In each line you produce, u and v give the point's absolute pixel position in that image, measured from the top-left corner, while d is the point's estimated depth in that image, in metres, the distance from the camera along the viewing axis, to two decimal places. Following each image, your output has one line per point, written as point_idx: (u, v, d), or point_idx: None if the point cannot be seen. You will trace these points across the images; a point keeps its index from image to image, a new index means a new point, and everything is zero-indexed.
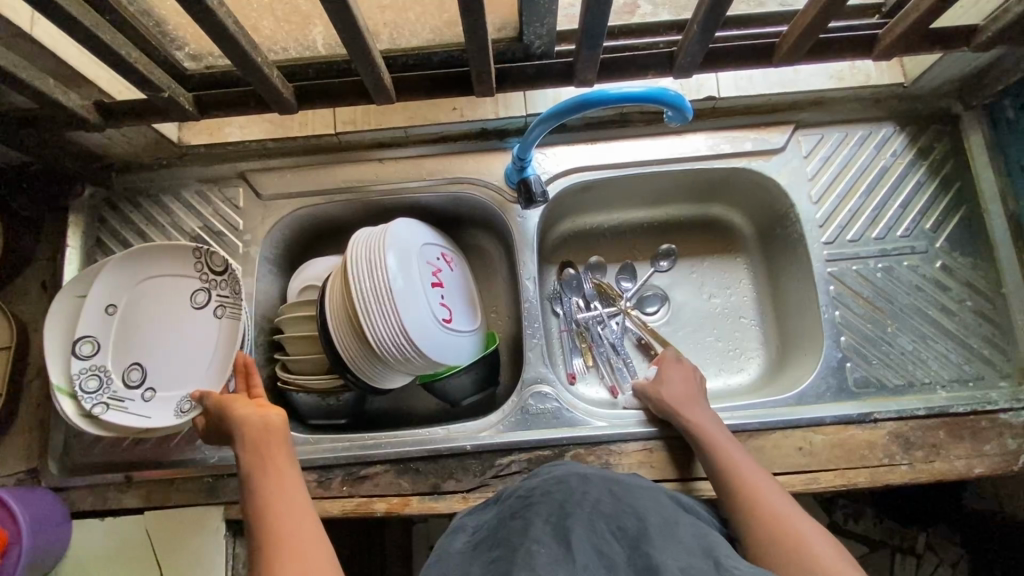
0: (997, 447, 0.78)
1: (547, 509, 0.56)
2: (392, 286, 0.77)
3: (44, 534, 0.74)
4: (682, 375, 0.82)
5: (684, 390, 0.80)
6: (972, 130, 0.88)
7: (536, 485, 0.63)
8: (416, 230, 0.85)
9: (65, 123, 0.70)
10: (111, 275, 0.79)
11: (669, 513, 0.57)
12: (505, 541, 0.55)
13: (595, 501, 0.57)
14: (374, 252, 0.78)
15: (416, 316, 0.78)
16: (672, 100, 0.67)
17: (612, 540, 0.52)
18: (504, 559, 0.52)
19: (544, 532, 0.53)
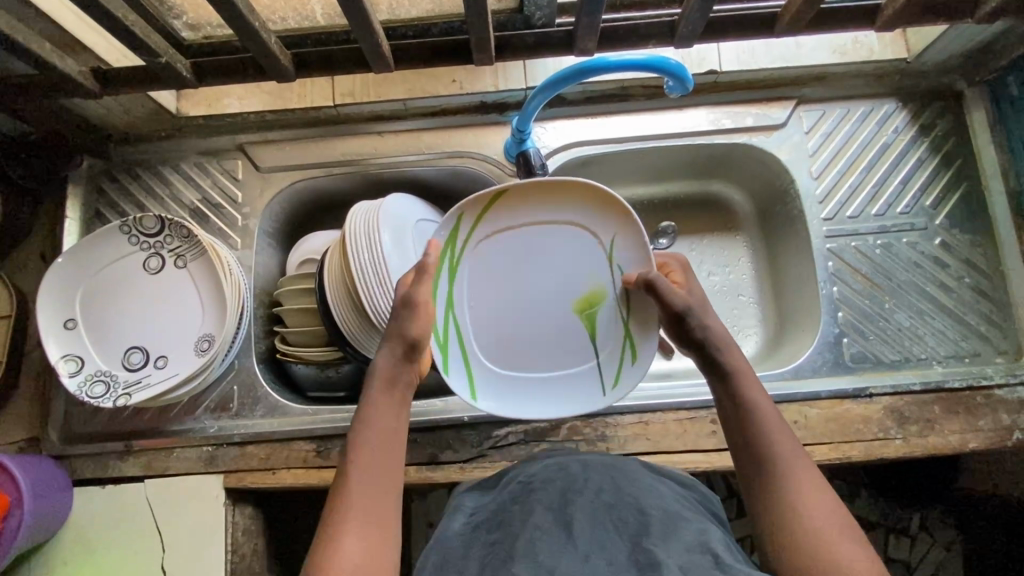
0: (991, 422, 0.78)
1: (548, 496, 0.58)
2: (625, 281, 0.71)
3: (44, 500, 0.75)
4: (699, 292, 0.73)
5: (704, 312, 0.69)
6: (976, 107, 0.87)
7: (536, 472, 0.64)
8: (529, 199, 0.70)
9: (63, 89, 0.70)
10: (52, 291, 0.78)
11: (670, 506, 0.58)
12: (505, 524, 0.57)
13: (597, 489, 0.58)
14: (620, 232, 0.71)
15: (622, 328, 0.72)
16: (673, 69, 0.67)
17: (613, 534, 0.53)
18: (503, 545, 0.53)
19: (545, 519, 0.55)
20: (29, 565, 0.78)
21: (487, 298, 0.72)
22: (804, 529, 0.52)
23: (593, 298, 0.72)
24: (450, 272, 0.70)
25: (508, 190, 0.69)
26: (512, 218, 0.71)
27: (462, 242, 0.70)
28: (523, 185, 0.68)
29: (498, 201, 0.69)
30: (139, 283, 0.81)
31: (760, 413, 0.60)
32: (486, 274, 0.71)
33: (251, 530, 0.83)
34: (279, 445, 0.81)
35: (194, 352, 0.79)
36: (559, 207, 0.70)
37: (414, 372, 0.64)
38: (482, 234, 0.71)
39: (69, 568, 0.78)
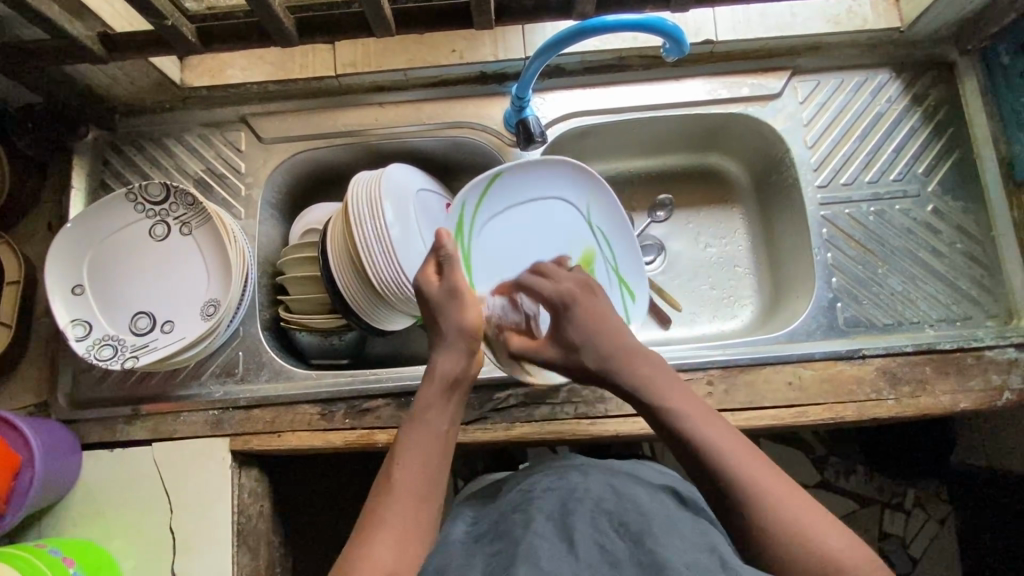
0: (981, 382, 0.80)
1: (549, 506, 0.59)
2: (605, 237, 0.88)
3: (53, 461, 0.76)
4: (576, 287, 0.73)
5: (584, 321, 0.70)
6: (967, 76, 0.89)
7: (537, 482, 0.65)
8: (515, 182, 0.83)
9: (71, 54, 0.72)
10: (60, 256, 0.80)
11: (668, 508, 0.60)
12: (507, 534, 0.58)
13: (596, 497, 0.60)
14: (592, 198, 0.87)
15: (614, 276, 0.88)
16: (670, 31, 0.69)
17: (615, 537, 0.55)
18: (505, 554, 0.54)
19: (545, 527, 0.56)
20: (39, 525, 0.80)
21: (500, 276, 0.84)
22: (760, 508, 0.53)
23: (588, 258, 0.88)
24: (466, 262, 0.81)
25: (500, 171, 0.81)
26: (505, 199, 0.83)
27: (469, 227, 0.82)
28: (512, 169, 0.82)
29: (491, 185, 0.81)
30: (145, 250, 0.83)
31: (677, 404, 0.62)
32: (492, 254, 0.83)
33: (257, 492, 0.84)
34: (285, 409, 0.83)
35: (201, 317, 0.81)
36: (542, 185, 0.85)
37: (470, 373, 0.69)
38: (483, 219, 0.83)
39: (78, 529, 0.80)
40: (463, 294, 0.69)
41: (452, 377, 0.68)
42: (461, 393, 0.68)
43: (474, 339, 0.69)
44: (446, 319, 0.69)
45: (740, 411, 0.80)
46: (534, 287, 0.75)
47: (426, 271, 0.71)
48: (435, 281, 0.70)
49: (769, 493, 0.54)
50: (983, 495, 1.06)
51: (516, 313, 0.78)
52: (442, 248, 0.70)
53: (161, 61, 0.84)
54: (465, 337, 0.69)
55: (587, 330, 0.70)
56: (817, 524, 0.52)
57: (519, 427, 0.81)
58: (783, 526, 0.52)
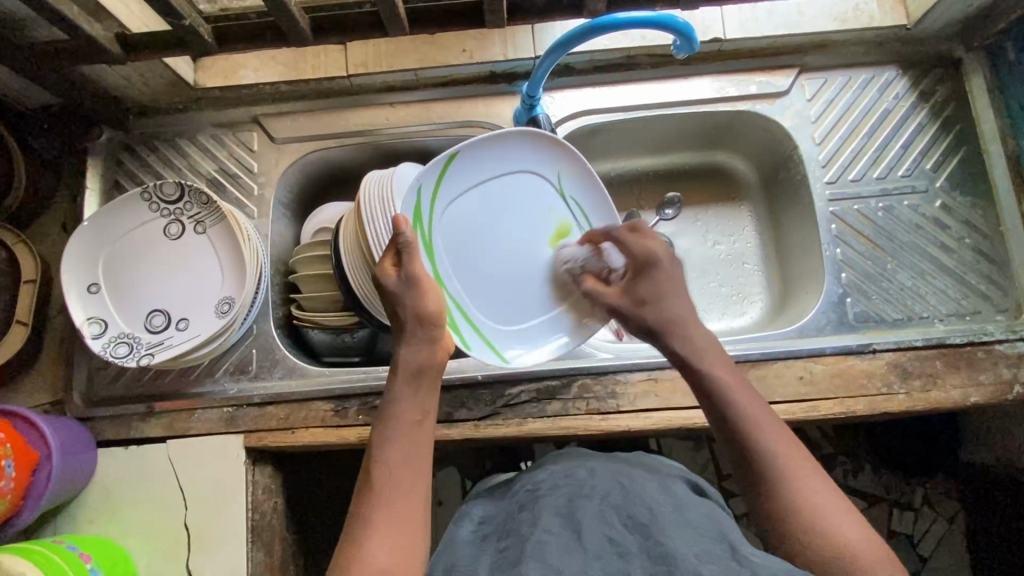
0: (992, 376, 0.80)
1: (556, 502, 0.60)
2: (582, 210, 0.84)
3: (70, 458, 0.76)
4: (661, 250, 0.72)
5: (665, 286, 0.70)
6: (973, 73, 0.89)
7: (544, 479, 0.66)
8: (475, 158, 0.75)
9: (89, 54, 0.73)
10: (76, 255, 0.80)
11: (679, 503, 0.59)
12: (514, 532, 0.58)
13: (603, 493, 0.60)
14: (562, 164, 0.81)
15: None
16: (681, 27, 0.70)
17: (624, 530, 0.55)
18: (513, 549, 0.55)
19: (553, 523, 0.57)
20: (55, 522, 0.80)
21: (466, 259, 0.77)
22: (810, 517, 0.53)
23: (562, 230, 0.82)
24: (429, 252, 0.73)
25: (457, 151, 0.73)
26: (466, 176, 0.76)
27: (428, 215, 0.73)
28: (469, 145, 0.74)
29: (449, 164, 0.74)
30: (159, 248, 0.84)
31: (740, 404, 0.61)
32: (456, 237, 0.76)
33: (270, 489, 0.85)
34: (299, 406, 0.84)
35: (215, 315, 0.81)
36: (507, 158, 0.78)
37: (438, 360, 0.67)
38: (445, 199, 0.75)
39: (93, 526, 0.80)
40: (421, 280, 0.66)
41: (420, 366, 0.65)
42: (429, 380, 0.66)
43: (435, 323, 0.66)
44: (404, 307, 0.66)
45: None
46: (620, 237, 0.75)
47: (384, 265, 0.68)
48: (393, 272, 0.67)
49: (816, 506, 0.54)
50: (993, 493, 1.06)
51: (597, 262, 0.78)
52: (400, 236, 0.67)
53: (175, 62, 0.85)
54: (425, 324, 0.66)
55: (661, 289, 0.70)
56: (863, 543, 0.52)
57: (532, 423, 0.81)
58: (830, 539, 0.52)
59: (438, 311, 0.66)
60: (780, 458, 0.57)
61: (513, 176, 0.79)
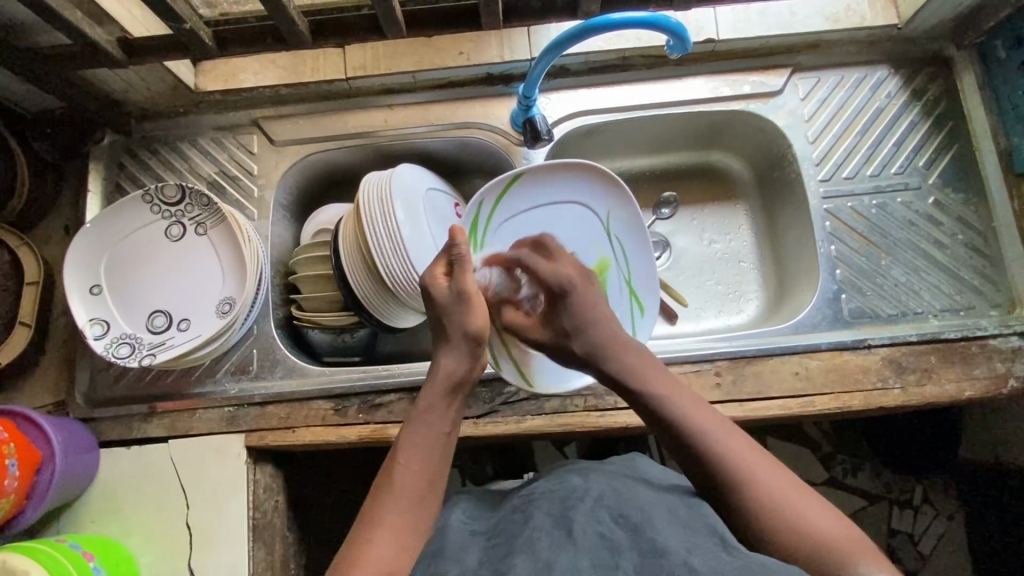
0: (986, 370, 0.81)
1: (548, 503, 0.60)
2: (623, 248, 0.83)
3: (73, 457, 0.77)
4: (574, 273, 0.72)
5: (582, 312, 0.69)
6: (965, 72, 0.90)
7: (537, 486, 0.66)
8: (532, 183, 0.80)
9: (91, 58, 0.74)
10: (79, 257, 0.81)
11: (673, 501, 0.60)
12: (505, 532, 0.59)
13: (596, 495, 0.60)
14: (616, 207, 0.82)
15: (627, 286, 0.83)
16: (673, 28, 0.71)
17: (614, 528, 0.55)
18: (503, 546, 0.56)
19: (545, 521, 0.57)
20: (57, 522, 0.81)
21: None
22: (781, 513, 0.54)
23: (601, 266, 0.83)
24: (474, 259, 0.78)
25: (520, 173, 0.78)
26: (523, 199, 0.80)
27: (483, 227, 0.79)
28: (533, 171, 0.79)
29: (511, 186, 0.79)
30: (161, 249, 0.85)
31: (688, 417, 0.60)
32: (501, 252, 0.80)
33: (272, 488, 0.86)
34: (300, 405, 0.84)
35: (216, 315, 0.82)
36: (563, 187, 0.81)
37: (476, 374, 0.66)
38: (500, 217, 0.80)
39: (95, 526, 0.81)
40: (473, 296, 0.66)
41: (454, 377, 0.64)
42: (464, 394, 0.65)
43: (481, 341, 0.66)
44: (452, 320, 0.66)
45: (748, 402, 0.81)
46: (540, 269, 0.73)
47: (431, 274, 0.68)
48: (443, 282, 0.67)
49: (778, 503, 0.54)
50: (991, 489, 1.06)
51: (511, 287, 0.75)
52: (456, 247, 0.68)
53: (175, 66, 0.86)
54: (473, 339, 0.65)
55: (587, 318, 0.68)
56: (831, 530, 0.53)
57: (530, 421, 0.82)
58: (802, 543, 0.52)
59: (486, 328, 0.66)
60: (735, 460, 0.57)
61: (564, 207, 0.82)
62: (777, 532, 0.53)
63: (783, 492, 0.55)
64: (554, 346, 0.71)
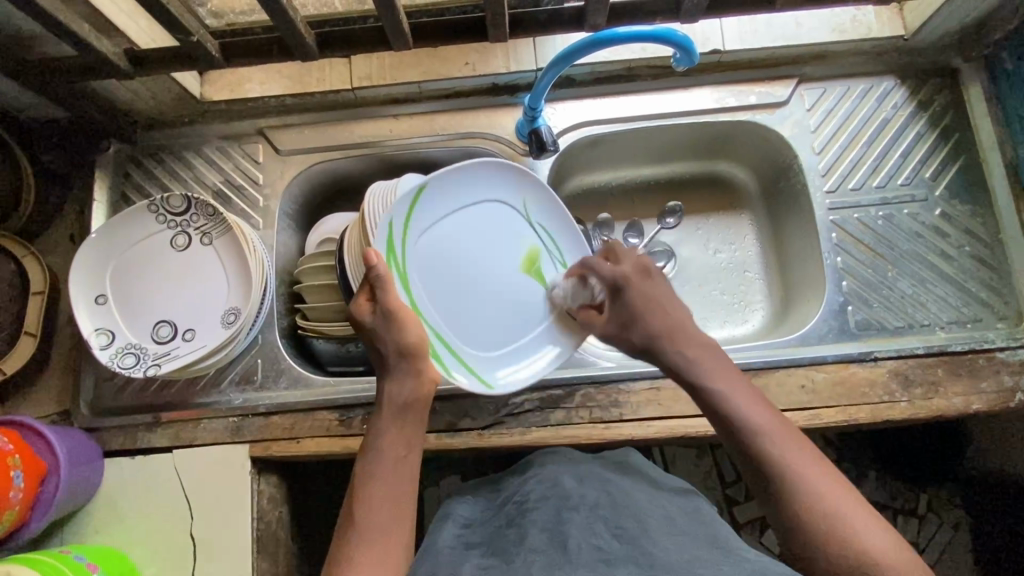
0: (993, 384, 0.81)
1: (543, 517, 0.61)
2: (551, 237, 0.83)
3: (78, 467, 0.77)
4: (631, 269, 0.75)
5: (637, 304, 0.73)
6: (972, 83, 0.90)
7: (531, 489, 0.67)
8: (444, 186, 0.75)
9: (98, 70, 0.74)
10: (84, 267, 0.81)
11: (668, 514, 0.62)
12: (501, 550, 0.60)
13: (592, 504, 0.62)
14: (527, 193, 0.81)
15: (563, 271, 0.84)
16: (680, 41, 0.71)
17: (612, 539, 0.57)
18: (498, 564, 0.57)
19: (540, 539, 0.58)
20: (60, 533, 0.81)
21: (444, 293, 0.77)
22: (834, 521, 0.54)
23: (533, 257, 0.82)
24: (401, 280, 0.73)
25: (424, 184, 0.73)
26: (434, 209, 0.76)
27: (401, 246, 0.73)
28: (437, 177, 0.74)
29: (417, 198, 0.74)
30: (166, 259, 0.84)
31: (745, 410, 0.62)
32: (431, 267, 0.76)
33: (276, 498, 0.86)
34: (305, 416, 0.84)
35: (221, 325, 0.82)
36: (480, 185, 0.78)
37: (426, 391, 0.68)
38: (417, 231, 0.75)
39: (99, 536, 0.81)
40: (399, 314, 0.67)
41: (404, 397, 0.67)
42: (417, 412, 0.67)
43: (416, 356, 0.67)
44: (384, 342, 0.67)
45: None
46: (595, 265, 0.77)
47: (360, 303, 0.68)
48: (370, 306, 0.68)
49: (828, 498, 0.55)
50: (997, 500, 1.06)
51: (585, 290, 0.79)
52: (372, 270, 0.67)
53: (182, 76, 0.86)
54: (406, 357, 0.67)
55: (639, 308, 0.73)
56: (888, 548, 0.52)
57: (535, 432, 0.82)
58: (854, 551, 0.52)
59: (420, 343, 0.67)
60: (792, 459, 0.58)
61: (485, 205, 0.79)
62: (827, 535, 0.53)
63: (837, 497, 0.55)
64: (616, 339, 0.75)
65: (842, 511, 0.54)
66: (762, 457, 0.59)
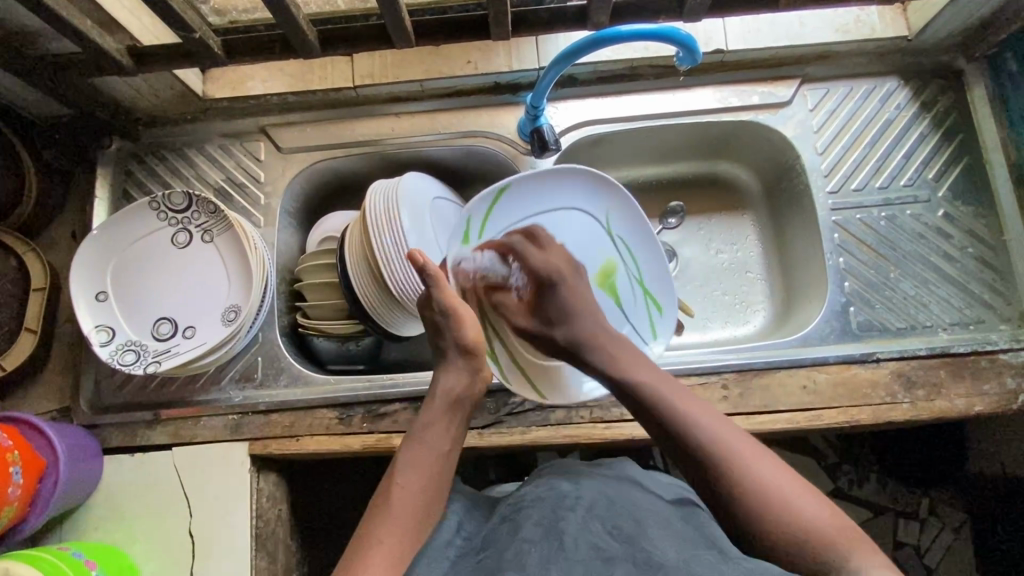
0: (995, 386, 0.80)
1: (538, 513, 0.61)
2: (628, 246, 0.83)
3: (78, 464, 0.77)
4: (562, 264, 0.77)
5: (570, 304, 0.75)
6: (975, 84, 0.90)
7: (526, 490, 0.67)
8: (521, 191, 0.76)
9: (101, 67, 0.74)
10: (85, 264, 0.81)
11: (664, 516, 0.62)
12: (494, 544, 0.61)
13: (588, 504, 0.62)
14: (610, 204, 0.80)
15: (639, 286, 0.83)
16: (683, 39, 0.71)
17: (610, 539, 0.57)
18: (493, 561, 0.58)
19: (534, 533, 0.58)
20: (59, 530, 0.81)
21: None
22: (773, 506, 0.52)
23: (609, 270, 0.83)
24: (462, 276, 0.76)
25: (506, 185, 0.73)
26: (511, 210, 0.76)
27: (469, 246, 0.75)
28: (521, 180, 0.75)
29: (498, 198, 0.74)
30: (167, 257, 0.84)
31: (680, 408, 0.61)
32: (494, 266, 0.79)
33: (275, 496, 0.86)
34: (305, 414, 0.84)
35: (222, 323, 0.82)
36: (554, 194, 0.78)
37: (475, 389, 0.69)
38: (490, 230, 0.76)
39: (97, 533, 0.81)
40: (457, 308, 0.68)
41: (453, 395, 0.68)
42: (463, 410, 0.69)
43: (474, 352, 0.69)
44: (445, 336, 0.69)
45: (756, 415, 0.80)
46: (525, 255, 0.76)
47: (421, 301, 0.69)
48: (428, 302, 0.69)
49: (784, 499, 0.53)
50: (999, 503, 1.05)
51: (504, 270, 0.77)
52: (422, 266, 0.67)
53: (184, 73, 0.86)
54: (464, 353, 0.69)
55: (568, 305, 0.75)
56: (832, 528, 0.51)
57: (535, 432, 0.81)
58: (797, 531, 0.51)
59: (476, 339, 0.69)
60: (727, 448, 0.56)
61: (558, 212, 0.79)
62: (766, 520, 0.52)
63: (777, 481, 0.54)
64: (538, 334, 0.77)
65: (768, 484, 0.54)
66: (697, 451, 0.57)
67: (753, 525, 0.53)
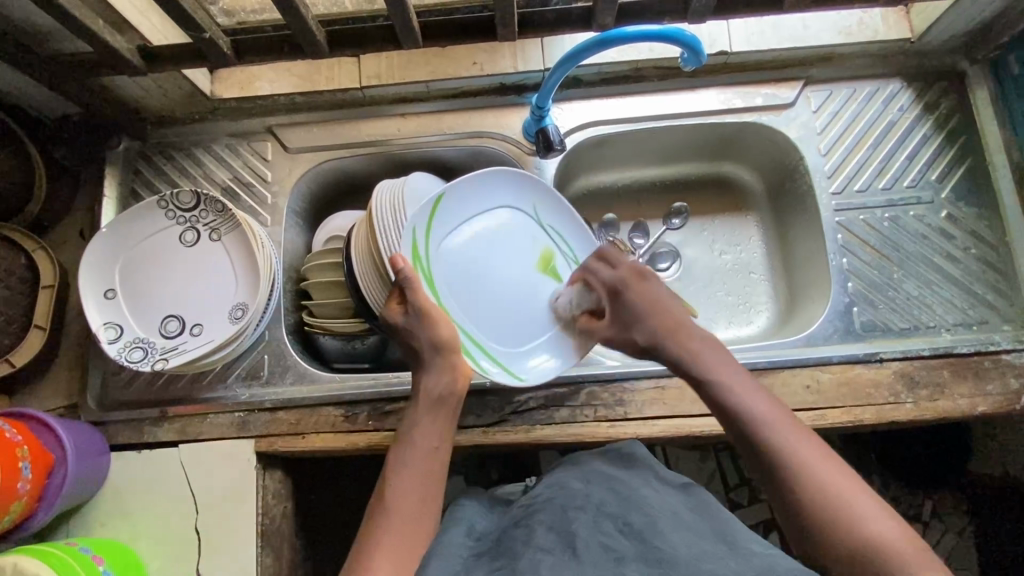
0: (999, 386, 0.80)
1: (549, 517, 0.61)
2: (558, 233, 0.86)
3: (85, 460, 0.78)
4: (631, 273, 0.75)
5: (638, 308, 0.72)
6: (978, 86, 0.90)
7: (538, 491, 0.67)
8: (456, 196, 0.79)
9: (112, 67, 0.75)
10: (93, 262, 0.82)
11: (674, 507, 0.62)
12: (507, 552, 0.60)
13: (598, 502, 0.62)
14: (536, 198, 0.84)
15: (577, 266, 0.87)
16: (688, 40, 0.71)
17: (621, 536, 0.58)
18: (506, 566, 0.58)
19: (548, 539, 0.59)
20: (66, 526, 0.81)
21: (471, 299, 0.79)
22: (836, 512, 0.53)
23: (547, 256, 0.84)
24: (428, 283, 0.76)
25: (441, 193, 0.76)
26: (454, 214, 0.79)
27: (425, 253, 0.76)
28: (454, 186, 0.78)
29: (437, 206, 0.77)
30: (174, 255, 0.85)
31: (748, 402, 0.61)
32: (455, 273, 0.79)
33: (280, 494, 0.86)
34: (311, 412, 0.85)
35: (229, 321, 0.83)
36: (484, 195, 0.81)
37: (459, 386, 0.70)
38: (437, 239, 0.78)
39: (103, 529, 0.81)
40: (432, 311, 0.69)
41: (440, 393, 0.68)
42: (450, 407, 0.69)
43: (450, 351, 0.70)
44: (419, 339, 0.69)
45: None
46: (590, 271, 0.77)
47: (394, 310, 0.70)
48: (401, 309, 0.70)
49: (845, 503, 0.53)
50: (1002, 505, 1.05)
51: (588, 292, 0.79)
52: (400, 273, 0.69)
53: (193, 73, 0.87)
54: (440, 351, 0.69)
55: (640, 308, 0.72)
56: (891, 537, 0.51)
57: (539, 430, 0.82)
58: (851, 542, 0.51)
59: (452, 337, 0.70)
60: (794, 451, 0.56)
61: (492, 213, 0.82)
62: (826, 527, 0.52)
63: (844, 488, 0.54)
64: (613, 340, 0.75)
65: (837, 491, 0.54)
66: (762, 450, 0.58)
67: (811, 526, 0.53)
